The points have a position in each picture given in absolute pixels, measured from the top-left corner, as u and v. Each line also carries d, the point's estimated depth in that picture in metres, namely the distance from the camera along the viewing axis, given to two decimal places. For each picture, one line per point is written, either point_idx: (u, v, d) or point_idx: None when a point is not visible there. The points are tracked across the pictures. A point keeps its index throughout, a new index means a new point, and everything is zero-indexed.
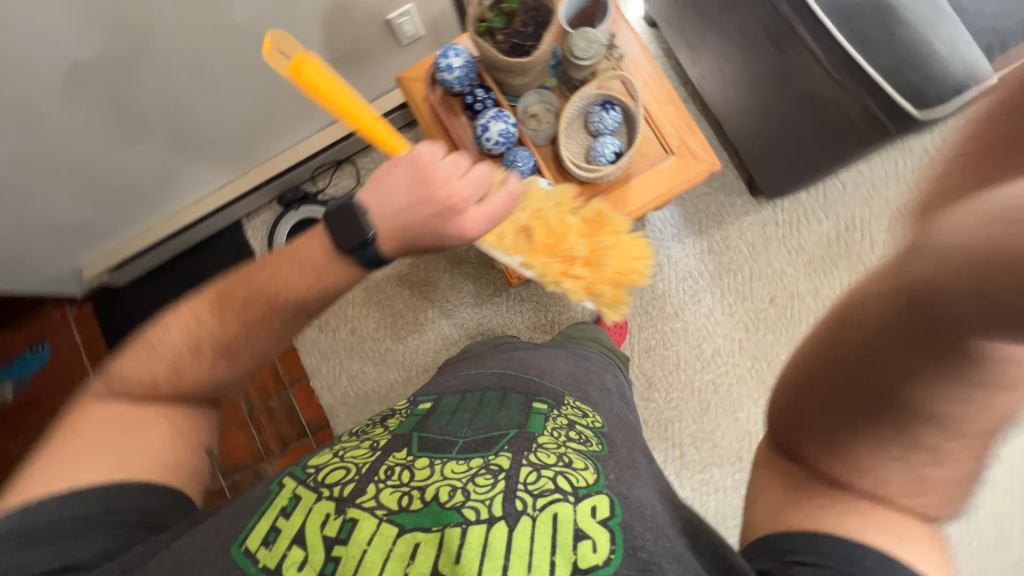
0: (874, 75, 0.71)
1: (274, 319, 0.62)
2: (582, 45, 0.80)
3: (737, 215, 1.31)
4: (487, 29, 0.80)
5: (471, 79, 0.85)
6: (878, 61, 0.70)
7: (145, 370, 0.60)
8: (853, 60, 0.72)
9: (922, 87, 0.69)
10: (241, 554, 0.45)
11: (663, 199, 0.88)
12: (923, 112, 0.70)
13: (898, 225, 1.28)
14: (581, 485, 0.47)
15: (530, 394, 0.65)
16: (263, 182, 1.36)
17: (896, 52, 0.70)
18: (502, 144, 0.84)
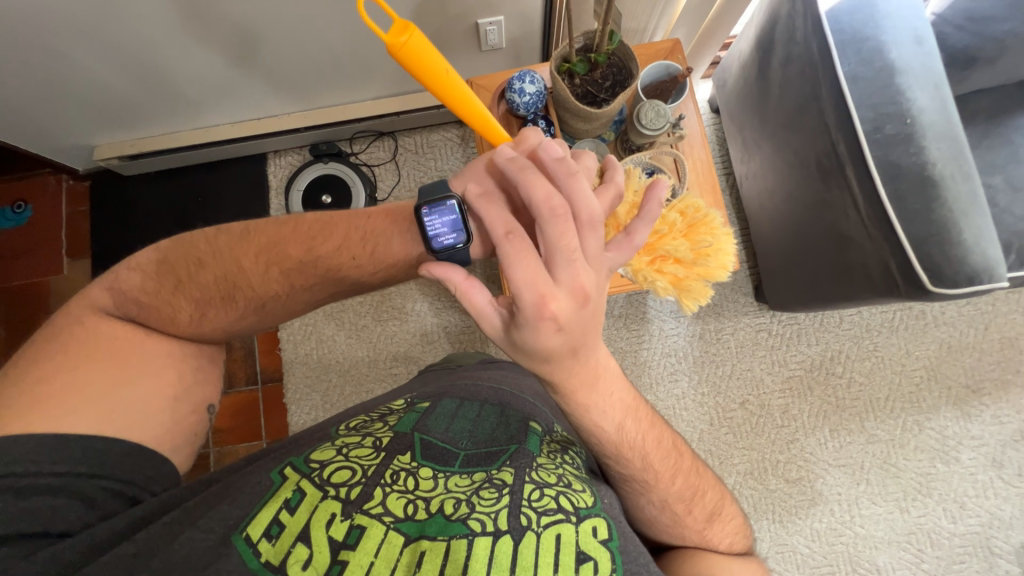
0: (902, 239, 0.74)
1: (311, 285, 0.66)
2: (650, 115, 0.82)
3: (735, 312, 1.35)
4: (568, 70, 0.82)
5: (538, 108, 0.88)
6: (911, 228, 0.74)
7: (175, 304, 0.63)
8: (889, 219, 0.75)
9: (940, 264, 0.73)
10: (241, 540, 0.49)
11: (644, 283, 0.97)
12: (936, 286, 0.73)
13: (877, 373, 1.32)
14: (581, 505, 0.53)
15: (526, 414, 0.68)
16: (302, 127, 1.35)
17: (928, 225, 0.73)
18: None
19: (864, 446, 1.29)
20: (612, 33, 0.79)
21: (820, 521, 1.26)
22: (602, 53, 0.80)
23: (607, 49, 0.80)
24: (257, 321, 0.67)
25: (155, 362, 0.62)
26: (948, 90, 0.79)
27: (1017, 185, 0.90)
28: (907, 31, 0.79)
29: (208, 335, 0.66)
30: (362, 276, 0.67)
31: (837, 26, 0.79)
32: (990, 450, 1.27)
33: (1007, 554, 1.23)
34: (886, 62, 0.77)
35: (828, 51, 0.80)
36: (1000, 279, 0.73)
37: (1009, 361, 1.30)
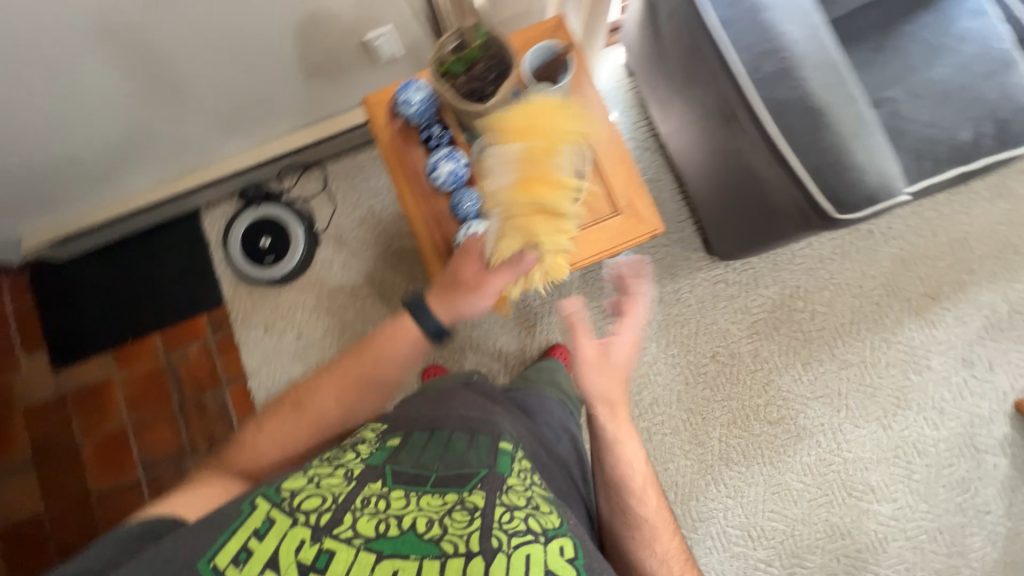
0: (799, 172, 0.73)
1: (331, 370, 0.74)
2: (538, 99, 0.82)
3: (690, 270, 1.35)
4: (446, 71, 0.81)
5: (430, 115, 0.86)
6: (805, 159, 0.73)
7: (247, 425, 0.74)
8: (783, 155, 0.74)
9: (838, 189, 0.72)
10: (209, 569, 0.50)
11: (608, 253, 0.89)
12: (842, 214, 0.74)
13: (838, 299, 1.32)
14: (550, 527, 0.53)
15: (497, 436, 0.67)
16: (224, 176, 1.34)
17: (822, 153, 0.73)
18: (451, 184, 0.85)
19: (839, 373, 1.30)
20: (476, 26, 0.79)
21: (808, 455, 1.28)
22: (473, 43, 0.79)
23: (478, 43, 0.80)
24: (297, 424, 0.72)
25: (220, 477, 0.68)
26: (819, 18, 0.78)
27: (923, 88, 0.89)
28: None
29: (262, 451, 0.71)
30: (367, 345, 0.75)
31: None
32: (959, 351, 1.28)
33: (991, 449, 1.25)
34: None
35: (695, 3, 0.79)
36: (897, 193, 0.74)
37: (961, 262, 1.31)
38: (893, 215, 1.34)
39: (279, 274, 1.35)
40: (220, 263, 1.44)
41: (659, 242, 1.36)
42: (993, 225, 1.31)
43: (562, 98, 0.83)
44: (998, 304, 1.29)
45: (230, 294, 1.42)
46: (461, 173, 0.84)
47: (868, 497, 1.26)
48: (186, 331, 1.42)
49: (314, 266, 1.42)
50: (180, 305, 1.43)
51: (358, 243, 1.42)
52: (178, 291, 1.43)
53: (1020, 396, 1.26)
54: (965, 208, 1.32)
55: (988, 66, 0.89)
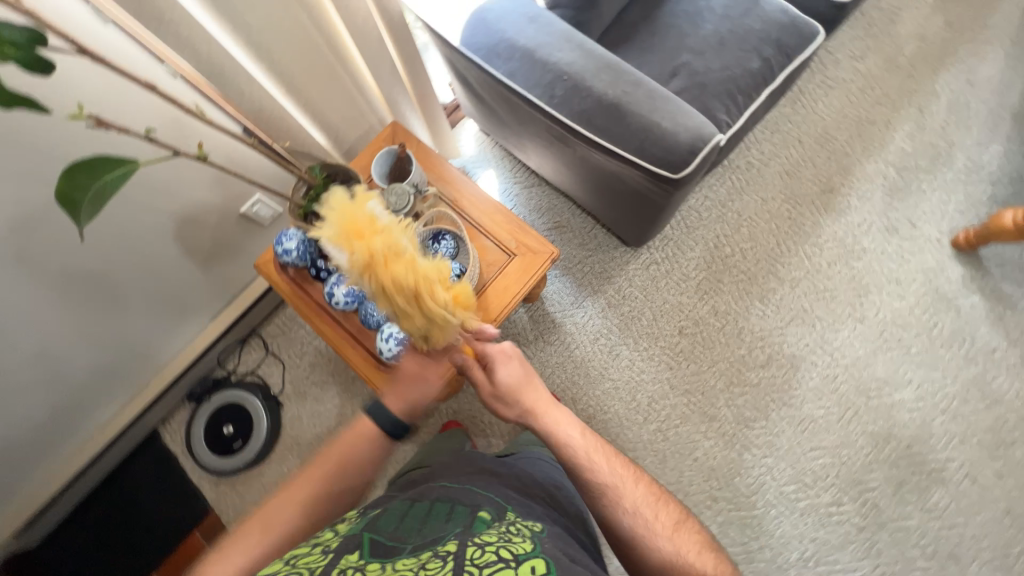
0: (629, 158, 0.77)
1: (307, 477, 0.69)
2: (394, 199, 0.88)
3: (620, 267, 1.40)
4: (307, 213, 0.87)
5: (312, 252, 0.90)
6: (629, 145, 0.77)
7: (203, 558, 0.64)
8: (612, 151, 0.78)
9: (667, 156, 0.76)
10: None
11: (520, 295, 0.93)
12: (680, 172, 0.76)
13: (756, 231, 1.39)
14: (521, 552, 0.48)
15: (477, 504, 0.60)
16: (167, 387, 1.33)
17: (640, 133, 0.77)
18: (353, 302, 0.86)
19: (795, 292, 1.33)
20: (311, 167, 0.85)
21: (812, 379, 1.27)
22: (314, 180, 0.85)
23: (321, 179, 0.87)
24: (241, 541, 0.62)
25: None
26: (585, 34, 0.88)
27: (704, 43, 1.03)
28: (523, 10, 0.86)
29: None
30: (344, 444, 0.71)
31: (471, 45, 0.86)
32: (879, 223, 1.35)
33: (960, 293, 1.28)
34: (526, 42, 0.83)
35: (481, 67, 0.85)
36: (712, 135, 0.77)
37: (835, 152, 1.42)
38: (759, 142, 1.46)
39: (252, 455, 1.31)
40: (194, 471, 1.39)
41: (581, 256, 1.42)
42: (840, 112, 1.45)
43: (414, 188, 0.90)
44: (885, 170, 1.39)
45: (215, 497, 1.36)
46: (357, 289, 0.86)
47: (886, 391, 1.25)
48: (183, 557, 1.33)
49: (285, 428, 1.39)
50: (169, 532, 1.35)
51: (317, 388, 1.41)
52: (162, 520, 1.36)
53: (952, 236, 1.32)
54: (810, 110, 1.46)
55: (742, 7, 1.04)
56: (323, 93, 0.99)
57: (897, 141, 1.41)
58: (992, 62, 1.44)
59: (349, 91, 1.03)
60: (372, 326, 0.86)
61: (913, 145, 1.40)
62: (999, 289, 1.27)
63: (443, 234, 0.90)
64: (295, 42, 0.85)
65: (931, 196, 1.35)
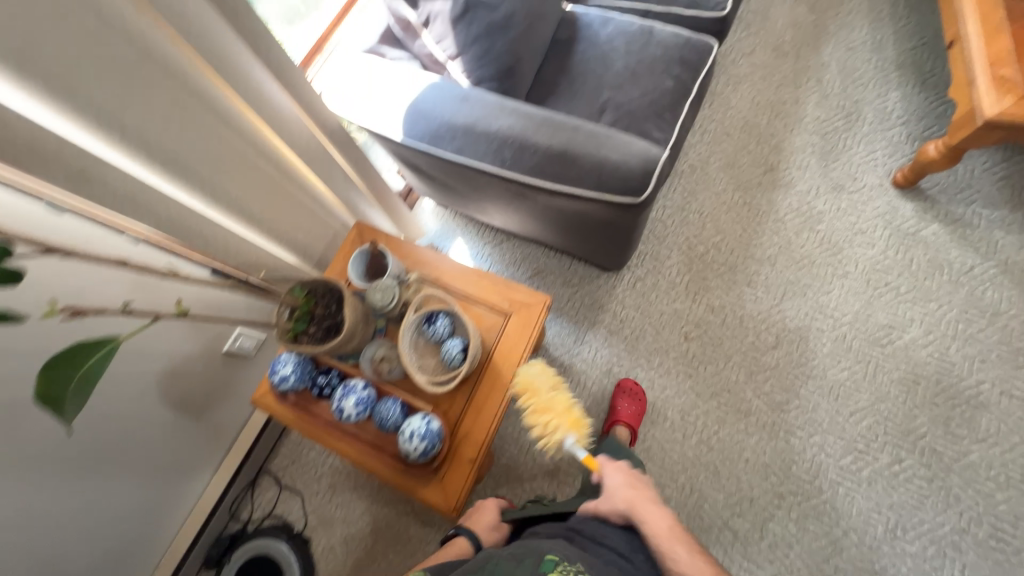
0: (591, 195, 0.81)
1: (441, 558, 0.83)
2: (379, 296, 0.87)
3: (609, 293, 1.42)
4: (296, 333, 0.85)
5: (310, 371, 0.87)
6: (588, 184, 0.81)
7: None
8: (573, 193, 0.82)
9: (624, 184, 0.80)
10: None
11: (526, 351, 0.92)
12: (641, 195, 0.80)
13: (720, 223, 1.45)
14: None
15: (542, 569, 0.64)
16: (180, 563, 1.19)
17: (593, 170, 0.81)
18: (365, 410, 0.83)
19: (776, 269, 1.38)
20: (290, 288, 0.85)
21: (825, 345, 1.28)
22: (297, 300, 0.84)
23: (302, 297, 0.86)
24: None
25: None
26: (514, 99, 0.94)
27: (620, 78, 1.12)
28: (453, 94, 0.93)
29: None
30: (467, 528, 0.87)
31: (414, 136, 0.91)
32: (825, 185, 1.44)
33: (920, 225, 1.36)
34: (464, 120, 0.89)
35: (429, 152, 0.90)
36: (658, 154, 0.82)
37: (762, 136, 1.54)
38: (693, 145, 1.56)
39: None
40: None
41: (569, 294, 1.44)
42: (752, 101, 1.59)
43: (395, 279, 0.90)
44: (810, 139, 1.51)
45: None
46: (365, 395, 0.83)
47: (895, 335, 1.27)
48: None
49: (319, 566, 1.27)
50: None
51: (343, 509, 1.31)
52: None
53: (891, 178, 1.42)
54: (727, 107, 1.59)
55: (641, 41, 1.16)
56: (282, 215, 1.00)
57: (810, 112, 1.54)
58: (860, 28, 1.63)
59: (306, 206, 1.05)
60: (391, 428, 0.82)
61: (825, 111, 1.54)
62: (951, 212, 1.36)
63: (436, 315, 0.89)
64: (247, 176, 0.88)
65: (858, 149, 1.47)
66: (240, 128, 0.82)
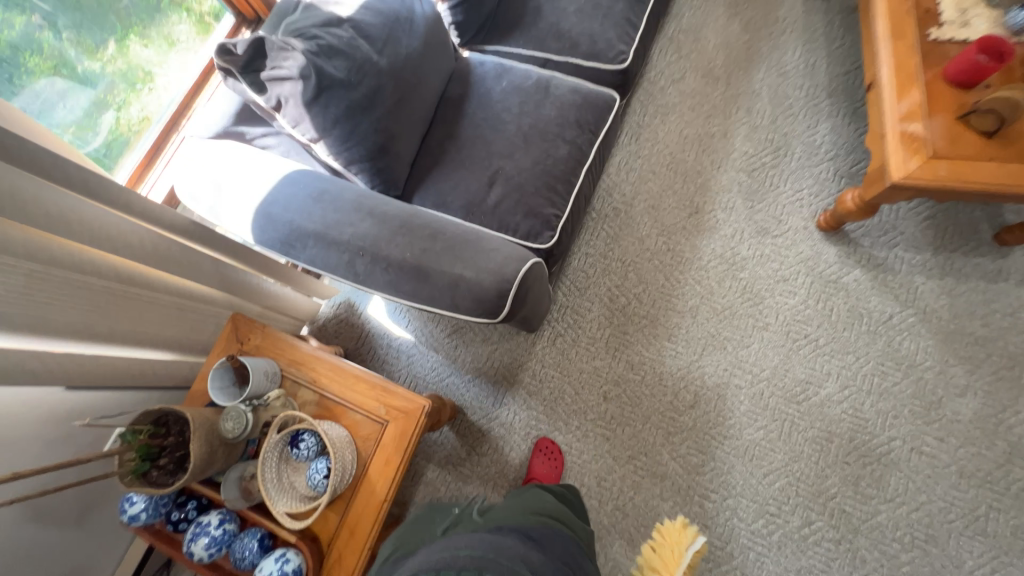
0: (447, 313, 0.76)
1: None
2: (232, 424, 0.82)
3: (528, 350, 1.37)
4: (139, 473, 0.77)
5: (164, 504, 0.81)
6: (445, 302, 0.75)
7: None
8: (430, 311, 0.77)
9: (481, 302, 0.74)
10: None
11: (402, 463, 0.87)
12: (498, 313, 0.74)
13: (643, 272, 1.40)
14: None
15: None
16: None
17: (448, 286, 0.74)
18: (219, 549, 0.78)
19: (697, 321, 1.34)
20: (126, 432, 0.76)
21: (742, 403, 1.26)
22: (128, 447, 0.75)
23: (144, 436, 0.78)
24: None
25: None
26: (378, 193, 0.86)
27: (511, 144, 1.04)
28: (309, 190, 0.85)
29: None
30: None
31: (266, 242, 0.83)
32: (749, 229, 1.39)
33: (842, 271, 1.32)
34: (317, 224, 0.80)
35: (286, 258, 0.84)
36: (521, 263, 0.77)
37: (688, 174, 1.47)
38: (618, 185, 1.49)
39: None
40: None
41: (488, 352, 1.39)
42: (680, 134, 1.51)
43: (250, 404, 0.85)
44: (737, 178, 1.45)
45: None
46: (219, 534, 0.78)
47: (812, 390, 1.25)
48: None
49: None
50: None
51: None
52: None
53: (816, 220, 1.37)
54: (655, 141, 1.51)
55: (536, 98, 1.07)
56: (138, 320, 0.91)
57: (738, 146, 1.48)
58: (793, 50, 1.55)
59: (165, 302, 0.95)
60: (247, 567, 0.78)
61: (753, 146, 1.47)
62: (874, 256, 1.32)
63: (301, 434, 0.85)
64: (71, 295, 0.77)
65: (784, 188, 1.41)
66: (43, 252, 0.70)
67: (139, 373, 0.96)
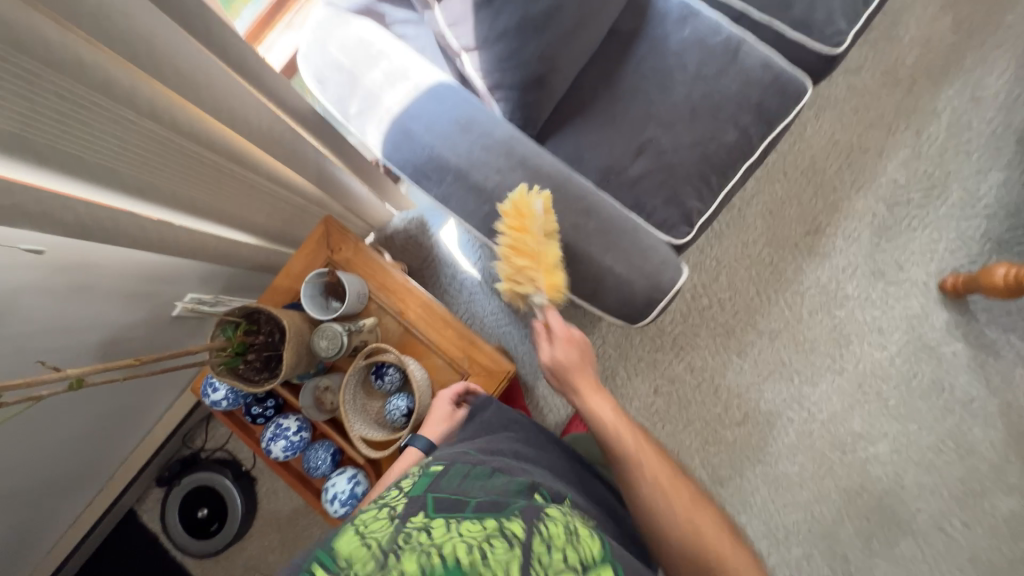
0: (584, 304, 0.71)
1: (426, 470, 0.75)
2: (326, 343, 0.80)
3: (593, 322, 1.33)
4: (230, 368, 0.75)
5: (245, 397, 0.83)
6: (587, 293, 0.70)
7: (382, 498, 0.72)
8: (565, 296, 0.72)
9: (625, 305, 0.69)
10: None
11: None
12: (636, 319, 0.70)
13: (735, 279, 1.31)
14: (587, 557, 0.41)
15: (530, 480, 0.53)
16: (130, 482, 1.24)
17: (598, 278, 0.69)
18: (294, 453, 0.81)
19: (774, 345, 1.28)
20: (219, 326, 0.74)
21: (788, 435, 1.25)
22: (227, 343, 0.73)
23: (238, 331, 0.75)
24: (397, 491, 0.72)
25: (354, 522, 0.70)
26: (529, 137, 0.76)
27: (675, 112, 0.89)
28: (457, 113, 0.74)
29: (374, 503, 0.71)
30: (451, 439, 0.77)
31: (397, 162, 0.73)
32: (865, 266, 1.28)
33: (944, 340, 1.24)
34: (462, 158, 0.71)
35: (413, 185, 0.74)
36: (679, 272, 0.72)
37: (823, 186, 1.32)
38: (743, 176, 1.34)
39: (230, 537, 1.29)
40: (175, 549, 1.36)
41: None
42: (830, 139, 1.33)
43: (348, 328, 0.81)
44: (874, 206, 1.29)
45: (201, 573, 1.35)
46: (295, 440, 0.81)
47: (863, 444, 1.23)
48: None
49: (261, 502, 1.37)
50: None
51: None
52: None
53: (940, 278, 1.25)
54: (800, 137, 1.33)
55: (719, 64, 0.90)
56: (235, 199, 0.83)
57: (889, 171, 1.30)
58: (999, 75, 1.30)
59: (265, 188, 0.88)
60: (318, 476, 0.82)
61: (907, 175, 1.30)
62: (983, 333, 1.23)
63: (386, 367, 0.83)
64: (175, 163, 0.69)
65: (921, 234, 1.27)
66: (165, 112, 0.63)
67: (227, 253, 0.88)
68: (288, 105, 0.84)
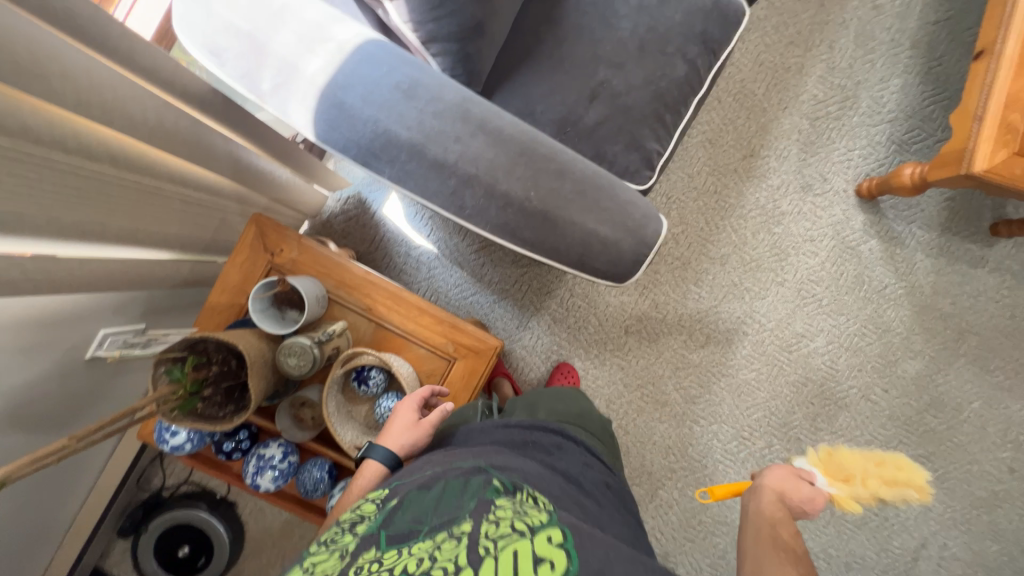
0: (569, 270, 0.71)
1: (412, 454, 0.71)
2: (295, 361, 0.71)
3: (559, 277, 1.33)
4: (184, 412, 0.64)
5: (211, 435, 0.74)
6: (572, 258, 0.69)
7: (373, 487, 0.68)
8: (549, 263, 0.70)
9: (608, 265, 0.70)
10: None
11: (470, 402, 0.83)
12: (620, 276, 0.72)
13: (685, 212, 1.35)
14: (536, 522, 0.42)
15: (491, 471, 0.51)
16: (86, 543, 1.10)
17: (581, 242, 0.68)
18: (285, 480, 0.75)
19: (725, 269, 1.37)
20: (163, 370, 0.63)
21: (745, 347, 1.38)
22: (177, 387, 0.62)
23: (189, 371, 0.65)
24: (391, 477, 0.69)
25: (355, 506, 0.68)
26: (481, 98, 0.70)
27: (622, 50, 0.86)
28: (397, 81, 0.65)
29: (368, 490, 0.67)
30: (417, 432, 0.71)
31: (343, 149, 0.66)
32: (796, 181, 1.37)
33: (862, 239, 1.39)
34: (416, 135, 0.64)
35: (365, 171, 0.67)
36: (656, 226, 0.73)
37: (754, 109, 1.36)
38: None
39: (221, 568, 1.21)
40: None
41: (517, 274, 1.31)
42: (757, 61, 1.36)
43: (318, 338, 0.73)
44: (799, 123, 1.37)
45: None
46: (284, 467, 0.74)
47: (805, 342, 1.39)
48: None
49: (246, 524, 1.29)
50: None
51: None
52: None
53: (857, 183, 1.38)
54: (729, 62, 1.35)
55: None
56: (137, 212, 0.68)
57: (810, 87, 1.37)
58: None
59: (170, 194, 0.73)
60: (317, 496, 0.77)
61: (825, 90, 1.37)
62: (892, 228, 1.40)
63: (369, 370, 0.77)
64: (44, 184, 0.54)
65: (840, 144, 1.37)
66: (13, 120, 0.48)
67: (136, 277, 0.73)
68: (178, 86, 0.68)
